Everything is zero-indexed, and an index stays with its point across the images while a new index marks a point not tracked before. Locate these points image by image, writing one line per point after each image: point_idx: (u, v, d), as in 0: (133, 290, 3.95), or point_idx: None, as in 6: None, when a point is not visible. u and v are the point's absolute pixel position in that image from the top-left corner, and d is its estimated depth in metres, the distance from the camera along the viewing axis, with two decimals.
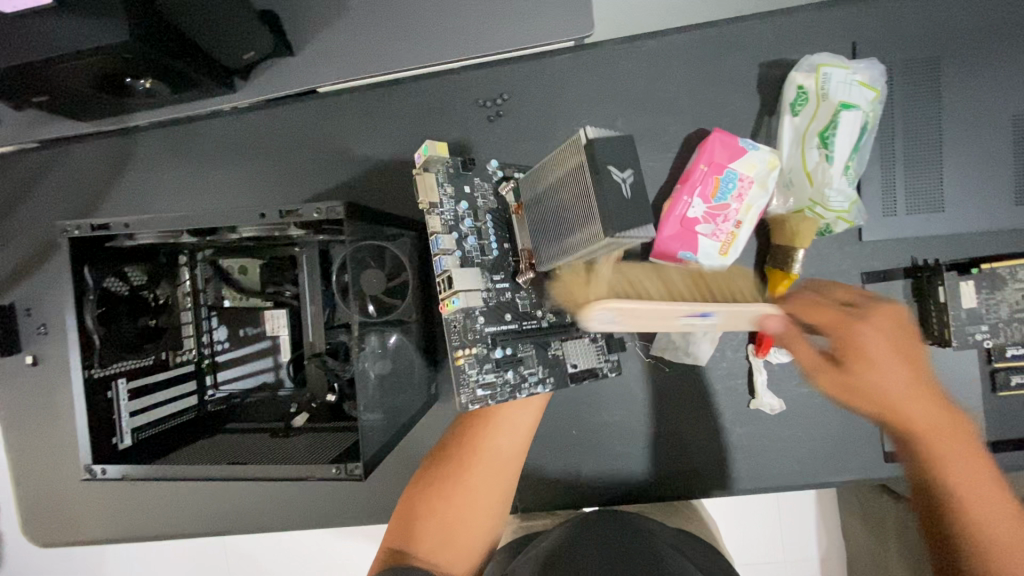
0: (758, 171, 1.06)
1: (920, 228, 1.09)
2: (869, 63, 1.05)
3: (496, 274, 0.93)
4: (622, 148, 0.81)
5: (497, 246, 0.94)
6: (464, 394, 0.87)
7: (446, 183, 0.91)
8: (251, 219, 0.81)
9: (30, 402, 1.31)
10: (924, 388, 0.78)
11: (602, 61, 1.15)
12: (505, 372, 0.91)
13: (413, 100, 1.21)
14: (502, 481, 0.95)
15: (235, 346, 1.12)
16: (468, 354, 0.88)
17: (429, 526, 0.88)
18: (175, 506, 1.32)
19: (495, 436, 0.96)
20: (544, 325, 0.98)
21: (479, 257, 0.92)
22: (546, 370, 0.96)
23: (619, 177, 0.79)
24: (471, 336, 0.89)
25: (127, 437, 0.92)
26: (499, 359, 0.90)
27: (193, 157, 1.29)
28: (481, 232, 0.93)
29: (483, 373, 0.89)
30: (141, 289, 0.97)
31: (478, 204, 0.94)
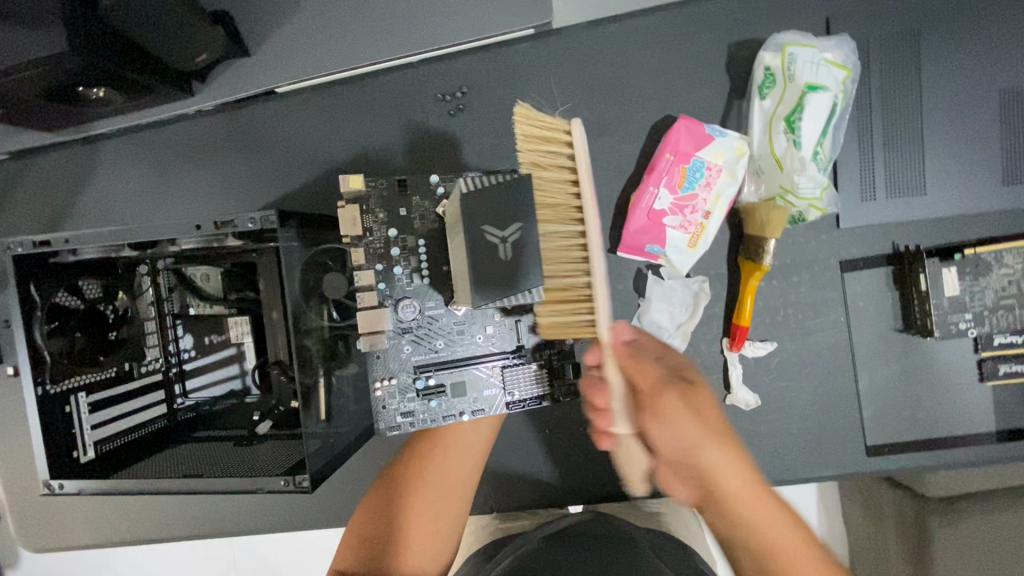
0: (726, 159, 1.02)
1: (900, 213, 1.04)
2: (839, 39, 0.99)
3: (427, 300, 0.90)
4: (502, 201, 0.83)
5: (430, 270, 0.90)
6: (384, 419, 0.91)
7: (377, 208, 0.89)
8: (186, 232, 0.80)
9: (13, 413, 1.33)
10: (719, 441, 0.75)
11: (563, 48, 1.11)
12: (428, 402, 0.91)
13: (372, 97, 1.18)
14: (460, 494, 0.99)
15: (202, 355, 1.11)
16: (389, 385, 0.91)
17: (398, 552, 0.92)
18: (158, 511, 1.34)
19: (444, 458, 0.98)
20: (479, 350, 0.92)
21: (409, 283, 0.90)
22: (478, 398, 0.93)
23: (496, 237, 0.82)
24: (393, 365, 0.91)
25: (89, 450, 0.93)
26: (423, 389, 0.91)
27: (156, 163, 1.27)
28: (411, 260, 0.90)
29: (404, 402, 0.91)
30: (96, 301, 0.99)
31: (413, 227, 0.90)
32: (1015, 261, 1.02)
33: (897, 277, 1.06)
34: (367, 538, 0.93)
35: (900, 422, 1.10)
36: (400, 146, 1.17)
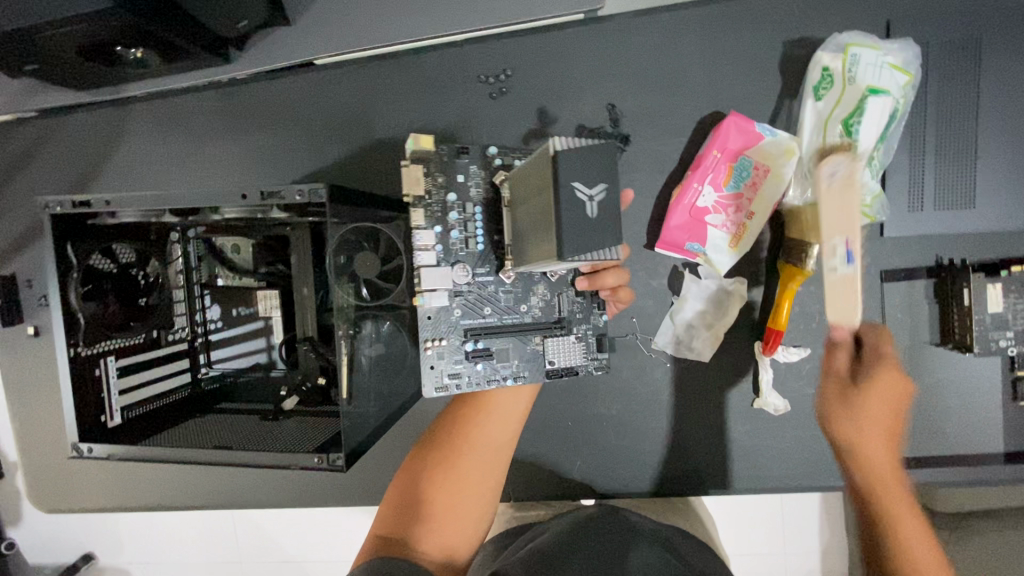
0: (775, 159, 1.00)
1: (947, 225, 1.01)
2: (901, 43, 0.97)
3: (479, 267, 0.90)
4: (599, 156, 0.64)
5: (483, 238, 0.90)
6: (431, 380, 0.89)
7: (438, 172, 0.88)
8: (231, 200, 0.77)
9: (34, 374, 1.33)
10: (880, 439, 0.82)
11: (613, 36, 1.08)
12: (476, 364, 0.90)
13: (412, 75, 1.15)
14: (494, 470, 0.88)
15: (229, 326, 1.11)
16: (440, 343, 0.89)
17: (423, 514, 0.81)
18: (173, 480, 1.34)
19: (485, 424, 0.91)
20: (524, 320, 0.92)
21: (466, 247, 0.89)
22: (521, 364, 0.92)
23: (585, 196, 0.64)
24: (442, 327, 0.89)
25: (116, 415, 0.92)
26: (472, 350, 0.90)
27: (189, 130, 1.25)
28: (468, 224, 0.89)
29: (452, 363, 0.90)
30: (129, 266, 0.96)
31: (469, 194, 0.90)
32: None
33: (938, 291, 1.05)
34: (399, 497, 0.84)
35: (924, 434, 1.10)
36: (438, 127, 1.15)
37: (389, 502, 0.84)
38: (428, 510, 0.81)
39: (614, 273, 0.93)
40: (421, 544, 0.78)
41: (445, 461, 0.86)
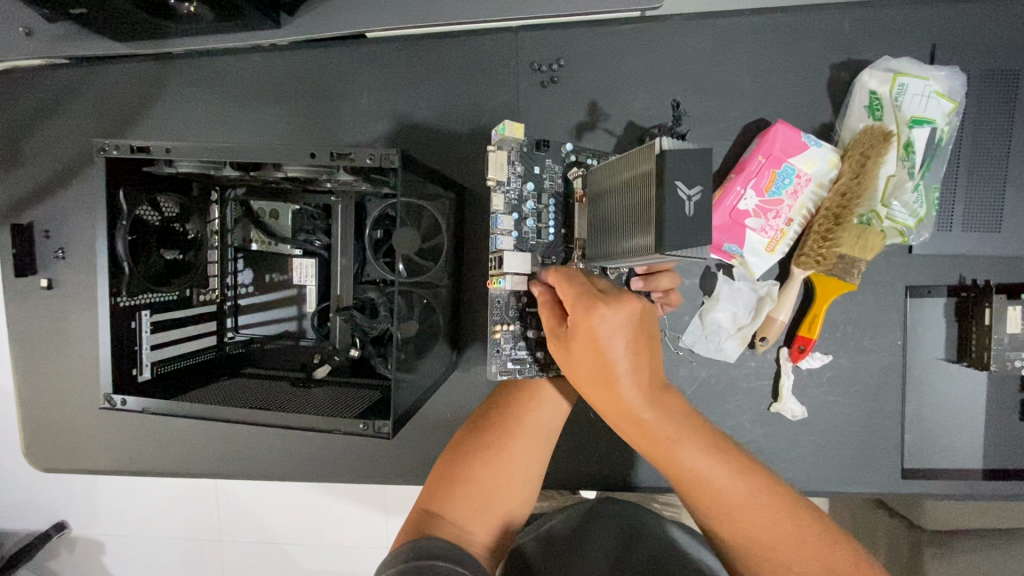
0: (816, 169, 1.03)
1: (973, 246, 1.05)
2: (948, 71, 0.99)
3: (547, 257, 0.92)
4: (698, 159, 0.70)
5: (555, 230, 0.93)
6: (495, 363, 0.91)
7: (520, 163, 0.89)
8: (299, 158, 0.77)
9: (43, 328, 1.29)
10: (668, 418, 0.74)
11: (667, 36, 1.10)
12: (537, 351, 0.93)
13: (464, 57, 1.15)
14: (540, 459, 0.88)
15: (259, 292, 1.10)
16: (508, 326, 0.90)
17: (465, 494, 0.81)
18: (177, 446, 1.30)
19: (536, 411, 0.90)
20: None
21: (538, 238, 0.92)
22: None
23: (684, 195, 0.69)
24: (510, 312, 0.91)
25: (146, 370, 0.90)
26: (533, 338, 0.93)
27: (228, 92, 1.23)
28: (541, 215, 0.91)
29: (516, 348, 0.92)
30: (172, 220, 0.94)
31: (544, 186, 0.91)
32: None
33: (958, 309, 1.10)
34: (439, 474, 0.85)
35: (929, 447, 1.14)
36: (485, 111, 1.15)
37: (433, 480, 0.85)
38: (471, 490, 0.82)
39: (669, 275, 0.95)
40: (462, 523, 0.78)
41: (491, 444, 0.86)
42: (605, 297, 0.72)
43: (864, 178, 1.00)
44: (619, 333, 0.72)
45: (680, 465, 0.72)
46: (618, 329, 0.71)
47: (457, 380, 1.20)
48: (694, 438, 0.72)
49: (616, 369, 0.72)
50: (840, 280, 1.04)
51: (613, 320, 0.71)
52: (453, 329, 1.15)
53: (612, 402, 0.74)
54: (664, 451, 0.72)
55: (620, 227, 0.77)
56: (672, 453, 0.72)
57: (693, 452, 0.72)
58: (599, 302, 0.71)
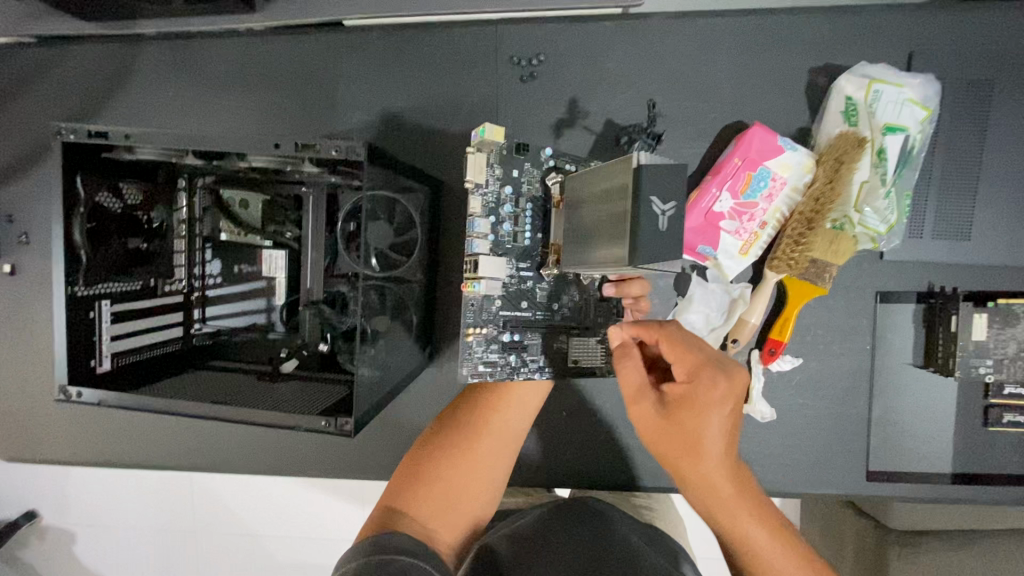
0: (791, 173, 1.03)
1: (943, 254, 1.06)
2: (924, 79, 1.00)
3: (522, 262, 0.90)
4: (672, 176, 0.72)
5: (531, 235, 0.90)
6: (467, 366, 0.87)
7: (498, 166, 0.87)
8: (262, 147, 0.75)
9: (5, 314, 1.25)
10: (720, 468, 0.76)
11: (648, 34, 1.09)
12: (508, 355, 0.89)
13: (443, 48, 1.13)
14: (505, 460, 0.89)
15: (228, 283, 1.07)
16: (482, 328, 0.87)
17: (430, 492, 0.81)
18: (144, 438, 1.28)
19: (504, 412, 0.91)
20: (553, 317, 0.93)
21: (516, 243, 0.89)
22: (546, 359, 0.93)
23: (660, 209, 0.71)
24: (484, 316, 0.87)
25: (105, 361, 0.88)
26: (507, 341, 0.89)
27: (200, 76, 1.20)
28: (518, 219, 0.89)
29: (488, 352, 0.88)
30: (135, 208, 0.93)
31: (521, 189, 0.89)
32: None
33: (926, 316, 1.12)
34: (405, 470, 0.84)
35: (894, 449, 1.16)
36: (464, 105, 1.14)
37: (398, 476, 0.84)
38: (436, 488, 0.82)
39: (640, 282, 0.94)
40: (425, 520, 0.78)
41: (459, 443, 0.86)
42: (731, 373, 0.73)
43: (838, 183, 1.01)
44: (716, 410, 0.72)
45: (720, 518, 0.76)
46: (724, 408, 0.72)
47: (430, 376, 1.19)
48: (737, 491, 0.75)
49: (702, 441, 0.73)
50: (812, 284, 1.04)
51: (715, 395, 0.72)
52: (425, 326, 1.14)
53: (693, 473, 0.74)
54: (715, 505, 0.75)
55: (593, 237, 0.78)
56: (722, 509, 0.75)
57: (729, 497, 0.75)
58: (720, 375, 0.72)
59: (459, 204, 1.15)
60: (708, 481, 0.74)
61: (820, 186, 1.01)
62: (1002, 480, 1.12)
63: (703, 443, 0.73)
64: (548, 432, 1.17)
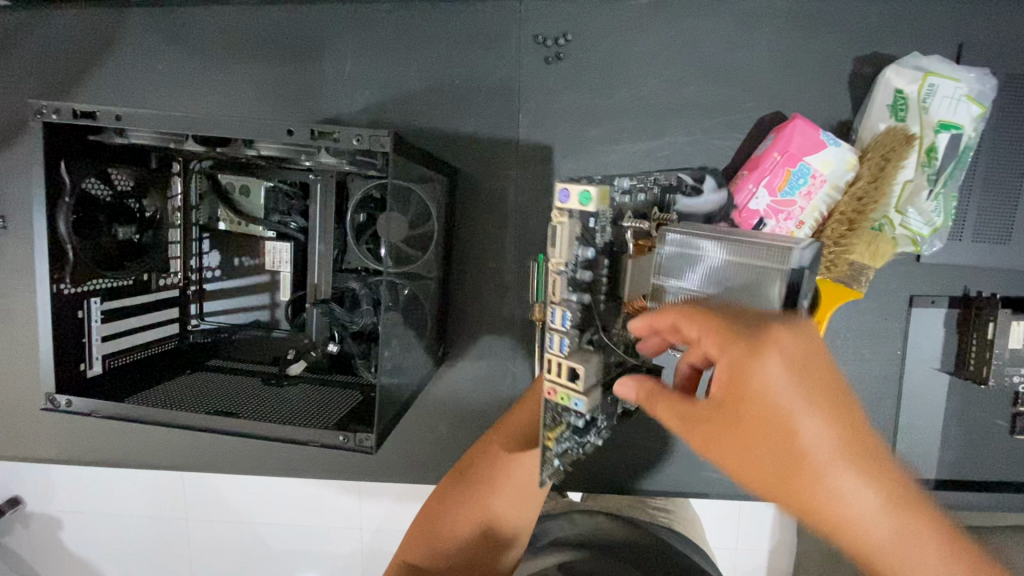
0: (833, 170, 0.96)
1: (981, 258, 1.02)
2: (979, 73, 0.94)
3: (600, 329, 0.65)
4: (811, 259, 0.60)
5: (608, 293, 0.66)
6: (546, 470, 0.63)
7: (582, 226, 0.60)
8: (275, 134, 0.67)
9: None
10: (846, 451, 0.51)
11: (683, 16, 1.01)
12: (583, 437, 0.67)
13: (461, 24, 1.04)
14: (529, 510, 0.84)
15: (228, 277, 1.00)
16: (562, 431, 0.63)
17: (448, 549, 0.84)
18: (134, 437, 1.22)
19: (522, 465, 0.83)
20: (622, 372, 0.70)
21: (596, 314, 0.64)
22: (609, 418, 0.73)
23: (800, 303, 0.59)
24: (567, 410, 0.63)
25: (96, 364, 0.81)
26: (583, 426, 0.66)
27: (192, 47, 1.09)
28: (597, 282, 0.64)
29: (564, 445, 0.64)
30: (126, 196, 0.84)
31: (599, 242, 0.63)
32: None
33: (960, 321, 1.07)
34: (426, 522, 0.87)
35: (921, 461, 1.12)
36: (482, 87, 1.05)
37: (419, 527, 0.87)
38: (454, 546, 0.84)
39: None
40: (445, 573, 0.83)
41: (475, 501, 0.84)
42: (770, 323, 0.52)
43: (883, 185, 0.95)
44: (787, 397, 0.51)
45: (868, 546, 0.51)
46: (789, 359, 0.51)
47: (443, 375, 1.14)
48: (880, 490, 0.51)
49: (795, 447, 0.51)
50: (847, 288, 1.00)
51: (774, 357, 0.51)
52: (439, 324, 1.07)
53: (813, 494, 0.51)
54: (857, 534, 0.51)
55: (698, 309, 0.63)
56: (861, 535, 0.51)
57: (873, 511, 0.50)
58: (763, 328, 0.52)
59: (476, 195, 1.08)
60: (834, 492, 0.50)
61: (865, 187, 0.95)
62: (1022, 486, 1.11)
63: (793, 444, 0.51)
64: None
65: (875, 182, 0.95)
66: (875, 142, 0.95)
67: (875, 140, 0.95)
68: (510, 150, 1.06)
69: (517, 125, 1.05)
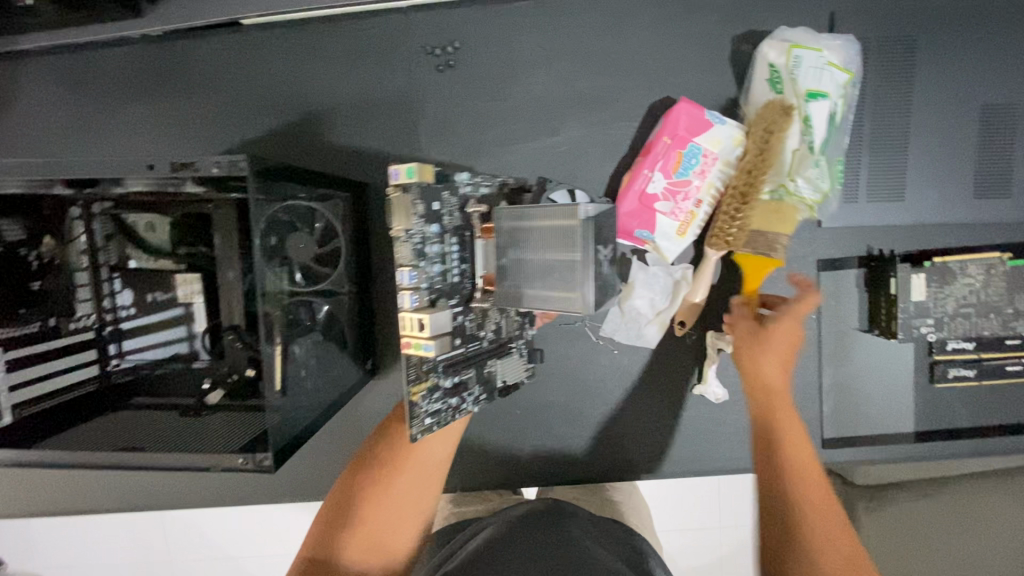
0: (722, 148, 0.99)
1: (878, 217, 1.05)
2: (844, 39, 0.97)
3: (453, 301, 0.71)
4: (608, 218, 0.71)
5: (462, 270, 0.72)
6: (415, 424, 0.68)
7: (417, 202, 0.66)
8: (136, 169, 0.68)
9: None
10: None
11: (565, 14, 1.04)
12: (451, 399, 0.73)
13: (351, 42, 1.06)
14: (432, 491, 0.79)
15: (142, 314, 1.00)
16: (428, 389, 0.69)
17: (358, 533, 0.74)
18: (71, 486, 1.25)
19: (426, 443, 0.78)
20: (485, 345, 0.77)
21: (446, 283, 0.71)
22: (480, 389, 0.78)
23: (605, 255, 0.69)
24: (425, 364, 0.68)
25: (6, 414, 0.84)
26: (450, 388, 0.72)
27: (91, 88, 1.10)
28: (447, 256, 0.71)
29: (432, 403, 0.70)
30: (17, 245, 0.88)
31: (446, 223, 0.70)
32: (977, 272, 1.04)
33: (868, 279, 1.09)
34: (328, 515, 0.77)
35: (852, 419, 1.15)
36: (379, 101, 1.07)
37: (324, 515, 0.78)
38: (363, 530, 0.75)
39: None
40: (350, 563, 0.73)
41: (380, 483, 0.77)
42: None
43: (770, 155, 0.97)
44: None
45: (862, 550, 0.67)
46: None
47: (377, 387, 1.15)
48: None
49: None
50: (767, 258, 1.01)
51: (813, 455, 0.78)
52: (363, 338, 1.09)
53: None
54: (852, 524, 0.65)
55: (524, 275, 0.69)
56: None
57: None
58: None
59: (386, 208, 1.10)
60: None
61: (755, 160, 0.97)
62: (949, 433, 1.14)
63: None
64: (504, 429, 1.16)
65: (765, 154, 0.97)
66: (761, 115, 0.97)
67: (761, 113, 0.97)
68: (414, 159, 1.08)
69: (417, 135, 1.07)
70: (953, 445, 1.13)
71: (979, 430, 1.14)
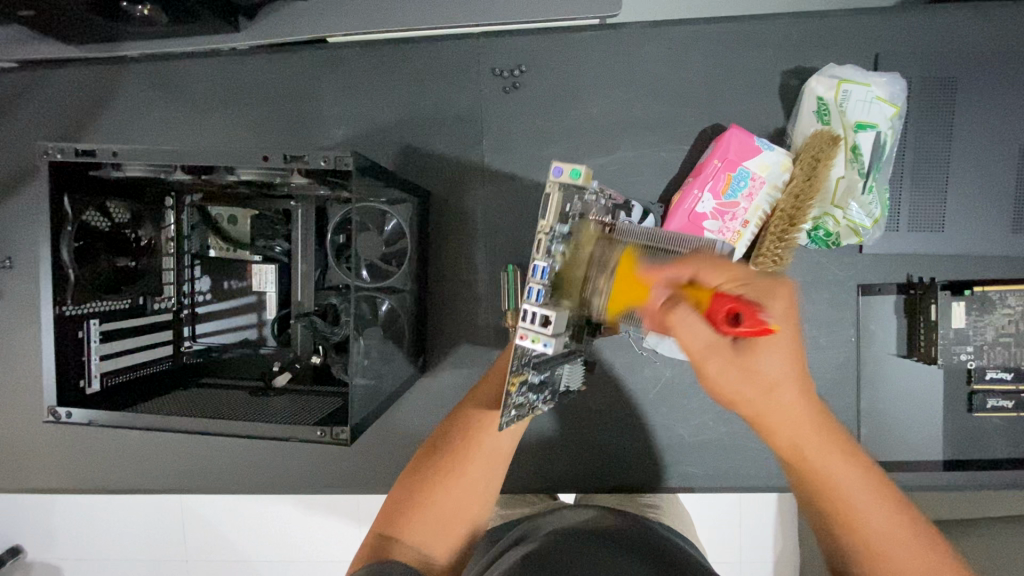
0: (770, 172, 1.05)
1: (919, 246, 1.10)
2: (890, 77, 1.04)
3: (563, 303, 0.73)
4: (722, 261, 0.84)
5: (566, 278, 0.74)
6: (503, 415, 0.72)
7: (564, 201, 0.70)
8: (252, 160, 0.77)
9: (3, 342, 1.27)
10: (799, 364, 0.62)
11: (625, 44, 1.12)
12: (532, 394, 0.76)
13: (428, 62, 1.15)
14: (499, 475, 0.81)
15: (217, 300, 1.07)
16: (522, 382, 0.71)
17: (428, 516, 0.75)
18: (121, 464, 1.29)
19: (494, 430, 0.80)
20: (567, 349, 0.79)
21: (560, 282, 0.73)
22: (549, 388, 0.81)
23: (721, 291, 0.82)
24: (524, 359, 0.70)
25: (95, 382, 0.87)
26: (536, 383, 0.75)
27: (186, 92, 1.20)
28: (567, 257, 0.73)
29: (520, 395, 0.73)
30: (122, 226, 0.92)
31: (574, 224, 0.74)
32: (1017, 304, 1.08)
33: (907, 305, 1.14)
34: (401, 492, 0.78)
35: (888, 442, 1.17)
36: (448, 117, 1.15)
37: (393, 495, 0.80)
38: (433, 511, 0.75)
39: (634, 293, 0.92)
40: (422, 545, 0.73)
41: (451, 467, 0.78)
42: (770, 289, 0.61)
43: (819, 177, 1.03)
44: (782, 322, 0.60)
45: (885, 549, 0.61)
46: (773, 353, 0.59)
47: (426, 385, 1.19)
48: (787, 391, 0.61)
49: (766, 374, 0.59)
50: None
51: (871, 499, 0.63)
52: (416, 336, 1.14)
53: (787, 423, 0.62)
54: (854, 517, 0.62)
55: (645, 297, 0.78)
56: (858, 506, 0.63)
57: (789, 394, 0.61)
58: (776, 292, 0.60)
59: (447, 215, 1.17)
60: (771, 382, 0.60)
61: (805, 181, 1.03)
62: (985, 463, 1.16)
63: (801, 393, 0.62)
64: (544, 434, 1.20)
65: (816, 176, 1.03)
66: (810, 139, 1.04)
67: (811, 137, 1.04)
68: (477, 171, 1.16)
69: (482, 149, 1.15)
70: (991, 476, 1.15)
71: (1014, 462, 1.15)
